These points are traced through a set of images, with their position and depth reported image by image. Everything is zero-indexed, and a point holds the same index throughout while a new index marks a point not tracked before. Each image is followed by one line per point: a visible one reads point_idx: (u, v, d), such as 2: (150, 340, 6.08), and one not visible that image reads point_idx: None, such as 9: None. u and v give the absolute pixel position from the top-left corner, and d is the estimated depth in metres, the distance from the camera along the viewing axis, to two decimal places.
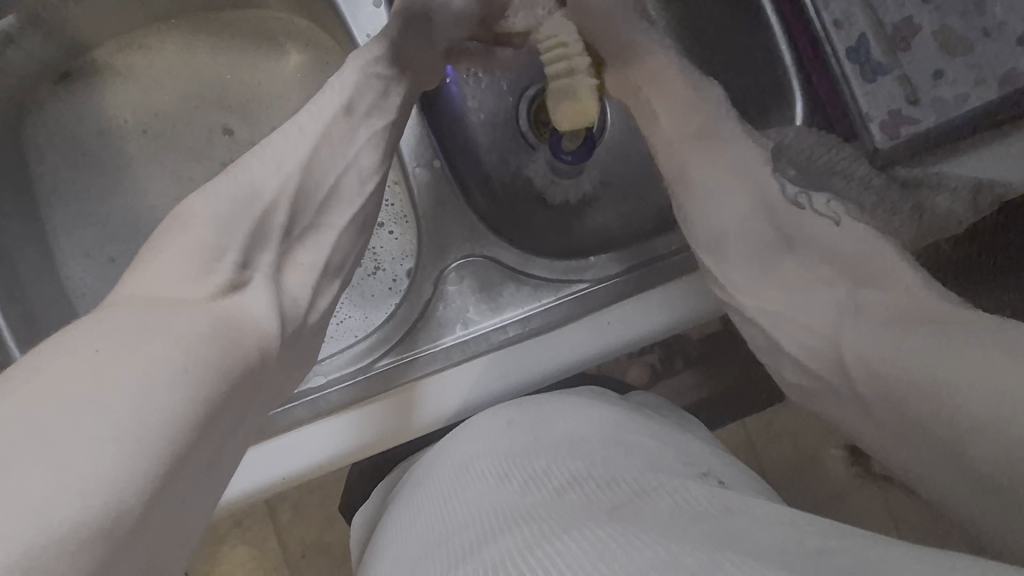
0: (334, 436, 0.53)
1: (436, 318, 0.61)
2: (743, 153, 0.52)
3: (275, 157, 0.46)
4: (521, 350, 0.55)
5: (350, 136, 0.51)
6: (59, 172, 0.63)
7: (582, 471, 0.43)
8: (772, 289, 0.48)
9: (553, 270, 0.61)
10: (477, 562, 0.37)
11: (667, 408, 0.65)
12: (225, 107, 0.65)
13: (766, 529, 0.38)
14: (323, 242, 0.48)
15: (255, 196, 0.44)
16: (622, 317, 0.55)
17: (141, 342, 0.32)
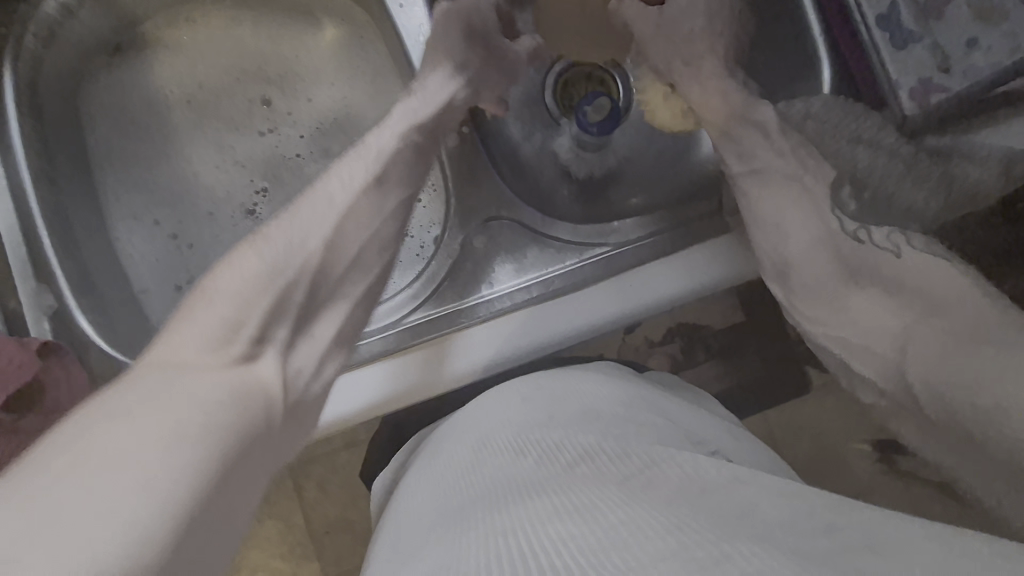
0: (381, 382, 0.55)
1: (462, 277, 0.63)
2: (781, 183, 0.57)
3: (301, 227, 0.41)
4: (546, 309, 0.57)
5: (380, 207, 0.47)
6: (110, 140, 0.66)
7: (595, 445, 0.44)
8: (837, 315, 0.50)
9: (576, 234, 0.62)
10: (489, 529, 0.37)
11: (684, 388, 0.65)
12: (264, 80, 0.69)
13: (777, 501, 0.38)
14: (338, 315, 0.43)
15: (276, 272, 0.39)
16: (644, 282, 0.56)
17: (168, 403, 0.29)
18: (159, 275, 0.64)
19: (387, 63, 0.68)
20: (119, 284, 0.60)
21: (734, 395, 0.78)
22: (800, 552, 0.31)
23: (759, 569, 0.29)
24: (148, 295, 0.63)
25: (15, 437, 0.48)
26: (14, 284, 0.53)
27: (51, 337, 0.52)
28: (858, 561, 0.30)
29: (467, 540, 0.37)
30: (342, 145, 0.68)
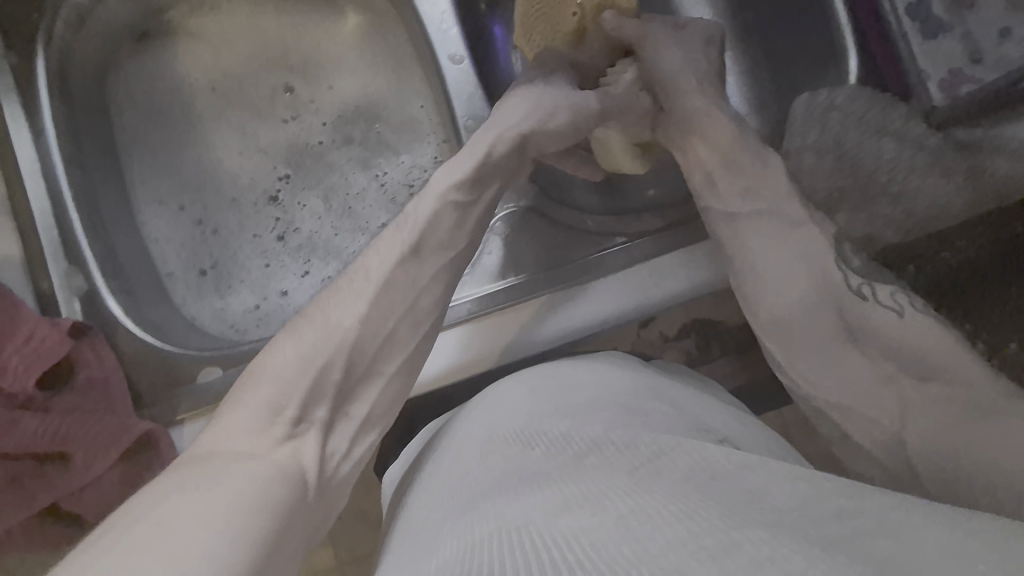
0: (461, 342, 0.56)
1: (482, 265, 0.60)
2: (799, 235, 0.49)
3: (334, 307, 0.40)
4: (564, 299, 0.57)
5: (416, 276, 0.43)
6: (137, 125, 0.67)
7: (603, 437, 0.44)
8: (829, 378, 0.46)
9: (598, 224, 0.60)
10: (499, 518, 0.37)
11: (687, 372, 0.65)
12: (287, 67, 0.69)
13: (783, 488, 0.37)
14: (375, 394, 0.41)
15: (315, 352, 0.38)
16: (658, 271, 0.56)
17: (215, 487, 0.30)
18: (184, 258, 0.65)
19: (407, 50, 0.68)
20: (143, 267, 0.61)
21: (750, 390, 0.77)
22: (812, 540, 0.30)
23: (771, 557, 0.28)
24: (172, 278, 0.64)
25: (50, 414, 0.49)
26: (46, 265, 0.54)
27: (80, 317, 0.53)
28: (870, 548, 0.29)
29: (479, 530, 0.37)
30: (363, 133, 0.69)
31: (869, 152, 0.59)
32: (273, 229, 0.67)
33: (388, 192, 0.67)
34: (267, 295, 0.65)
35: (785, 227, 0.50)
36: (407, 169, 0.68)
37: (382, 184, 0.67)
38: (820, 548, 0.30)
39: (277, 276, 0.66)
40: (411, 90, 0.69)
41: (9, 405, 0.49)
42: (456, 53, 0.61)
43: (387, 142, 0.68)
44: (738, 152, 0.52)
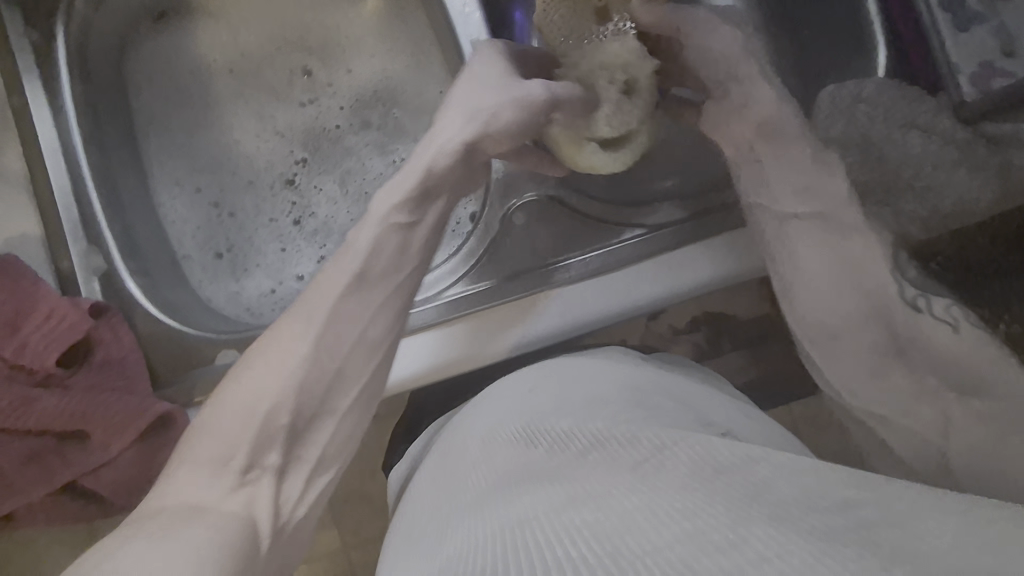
0: (427, 347, 0.54)
1: (496, 255, 0.58)
2: (849, 247, 0.50)
3: (280, 344, 0.39)
4: (579, 291, 0.55)
5: (363, 305, 0.41)
6: (154, 104, 0.67)
7: (604, 432, 0.44)
8: (877, 390, 0.47)
9: (617, 213, 0.57)
10: (502, 522, 0.37)
11: (692, 366, 0.65)
12: (305, 50, 0.69)
13: (790, 482, 0.36)
14: (331, 431, 0.40)
15: (264, 393, 0.37)
16: (678, 264, 0.55)
17: (155, 547, 0.30)
18: (200, 241, 0.65)
19: (427, 37, 0.68)
20: (160, 247, 0.61)
21: (763, 386, 0.76)
22: (818, 532, 0.30)
23: (778, 553, 0.28)
24: (188, 260, 0.64)
25: (68, 391, 0.50)
26: (65, 244, 0.53)
27: (99, 296, 0.53)
28: (876, 541, 0.29)
29: (485, 534, 0.37)
30: (380, 117, 0.68)
31: (895, 144, 0.58)
32: (289, 213, 0.67)
33: None
34: (282, 279, 0.65)
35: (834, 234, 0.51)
36: None
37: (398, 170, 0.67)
38: (826, 540, 0.29)
39: (293, 261, 0.66)
40: (430, 75, 0.68)
41: (27, 382, 0.49)
42: (479, 38, 0.60)
43: (404, 127, 0.68)
44: (769, 158, 0.54)
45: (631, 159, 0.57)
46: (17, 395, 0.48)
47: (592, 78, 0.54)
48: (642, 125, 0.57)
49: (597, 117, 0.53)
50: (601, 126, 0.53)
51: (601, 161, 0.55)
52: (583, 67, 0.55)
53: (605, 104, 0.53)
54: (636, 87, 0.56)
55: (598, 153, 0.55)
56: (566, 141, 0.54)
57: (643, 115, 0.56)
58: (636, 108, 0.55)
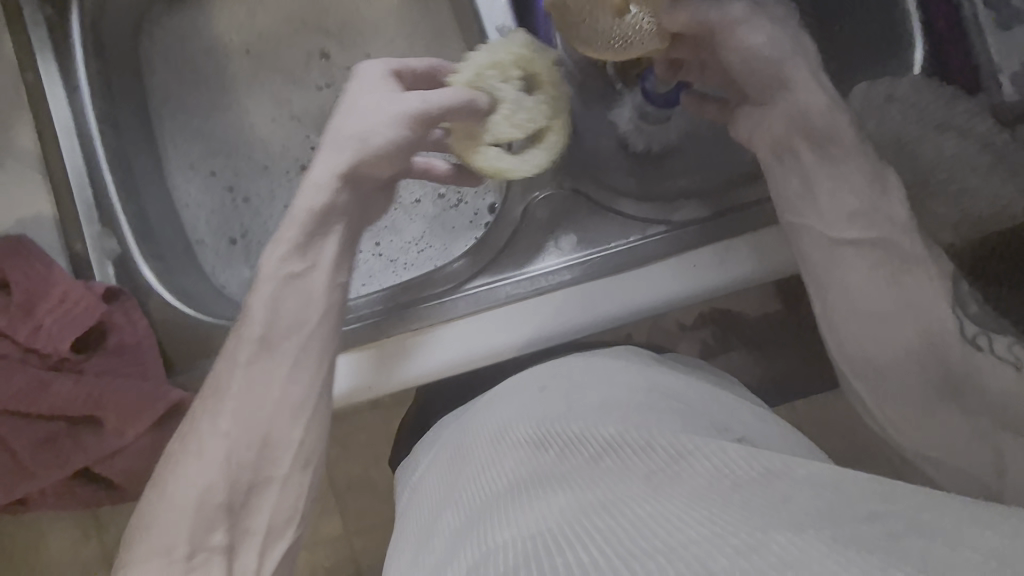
0: (355, 371, 0.52)
1: (519, 246, 0.57)
2: (906, 281, 0.46)
3: (210, 416, 0.41)
4: (599, 288, 0.54)
5: (267, 364, 0.42)
6: (168, 84, 0.65)
7: (617, 437, 0.43)
8: (929, 431, 0.46)
9: (642, 209, 0.57)
10: (513, 529, 0.37)
11: (706, 367, 0.62)
12: (323, 31, 0.67)
13: (810, 491, 0.36)
14: (275, 499, 0.42)
15: (198, 477, 0.40)
16: (708, 260, 0.54)
17: None
18: (215, 226, 0.64)
19: (449, 21, 0.67)
20: (174, 232, 0.60)
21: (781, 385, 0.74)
22: (839, 539, 0.30)
23: (799, 559, 0.28)
24: (202, 246, 0.63)
25: (82, 375, 0.49)
26: (80, 227, 0.52)
27: (114, 281, 0.52)
28: (904, 546, 0.29)
29: (496, 540, 0.36)
30: None
31: (929, 141, 0.56)
32: None
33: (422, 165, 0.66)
34: None
35: (895, 263, 0.47)
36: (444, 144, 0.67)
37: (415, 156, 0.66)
38: (854, 549, 0.29)
39: None
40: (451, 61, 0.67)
41: (42, 365, 0.49)
42: (504, 24, 0.59)
43: None
44: (816, 170, 0.49)
45: (553, 150, 0.54)
46: (31, 378, 0.48)
47: (483, 81, 0.50)
48: (549, 112, 0.53)
49: (487, 126, 0.50)
50: (501, 127, 0.50)
51: (505, 163, 0.52)
52: (473, 66, 0.50)
53: (497, 113, 0.50)
54: (539, 82, 0.53)
55: (506, 155, 0.52)
56: (471, 152, 0.51)
57: (551, 102, 0.53)
58: (538, 103, 0.52)
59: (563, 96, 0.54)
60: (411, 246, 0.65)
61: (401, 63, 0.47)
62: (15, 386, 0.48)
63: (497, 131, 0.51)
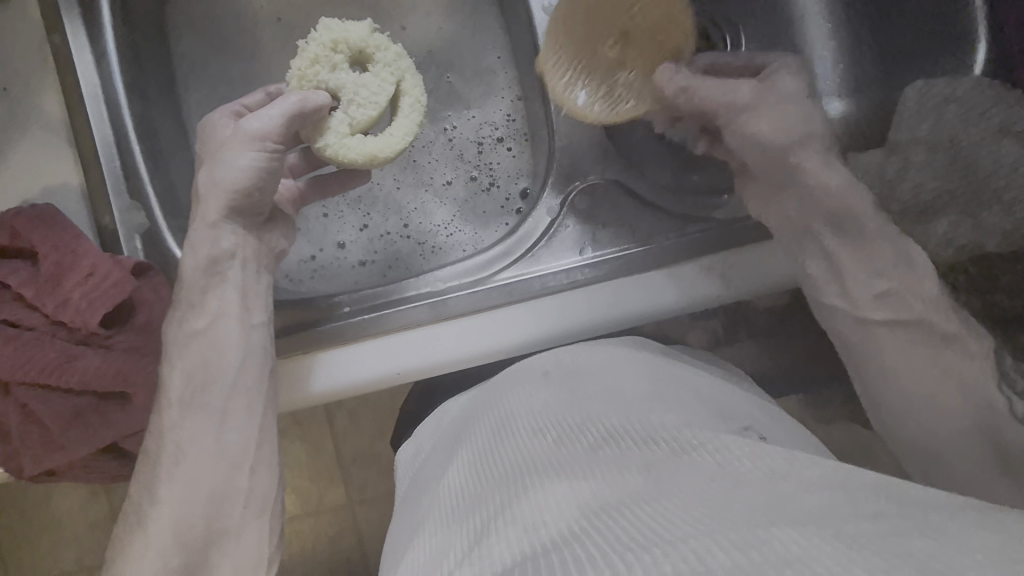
0: (296, 379, 0.50)
1: (557, 240, 0.55)
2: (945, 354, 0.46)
3: (153, 477, 0.47)
4: (626, 287, 0.51)
5: (191, 415, 0.47)
6: (194, 50, 0.63)
7: (616, 426, 0.40)
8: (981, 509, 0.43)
9: (685, 204, 0.55)
10: (504, 528, 0.34)
11: (742, 378, 0.56)
12: (357, 3, 0.65)
13: (816, 492, 0.33)
14: (234, 539, 0.47)
15: (159, 527, 0.46)
16: (749, 258, 0.51)
17: None
18: None
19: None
20: None
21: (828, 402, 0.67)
22: (844, 539, 0.28)
23: (800, 557, 0.27)
24: None
25: (111, 351, 0.48)
26: (107, 199, 0.51)
27: (143, 256, 0.52)
28: (905, 546, 0.27)
29: (491, 533, 0.35)
30: (433, 81, 0.65)
31: (990, 145, 0.54)
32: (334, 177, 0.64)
33: (456, 148, 0.65)
34: (323, 246, 0.63)
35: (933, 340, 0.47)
36: (477, 124, 0.65)
37: (450, 139, 0.65)
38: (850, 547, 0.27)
39: (336, 228, 0.64)
40: (488, 39, 0.65)
41: (69, 338, 0.48)
42: (550, 4, 0.57)
43: (458, 92, 0.65)
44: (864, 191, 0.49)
45: (416, 110, 0.49)
46: (59, 354, 0.47)
47: (311, 79, 0.48)
48: (391, 76, 0.49)
49: (336, 118, 0.47)
50: (352, 113, 0.48)
51: (373, 145, 0.47)
52: (295, 72, 0.49)
53: (341, 106, 0.48)
54: (368, 56, 0.49)
55: (371, 138, 0.48)
56: (338, 148, 0.47)
57: (389, 66, 0.49)
58: (377, 75, 0.49)
59: (399, 54, 0.49)
60: (441, 229, 0.64)
61: (238, 105, 0.52)
62: (43, 360, 0.46)
63: (351, 120, 0.48)
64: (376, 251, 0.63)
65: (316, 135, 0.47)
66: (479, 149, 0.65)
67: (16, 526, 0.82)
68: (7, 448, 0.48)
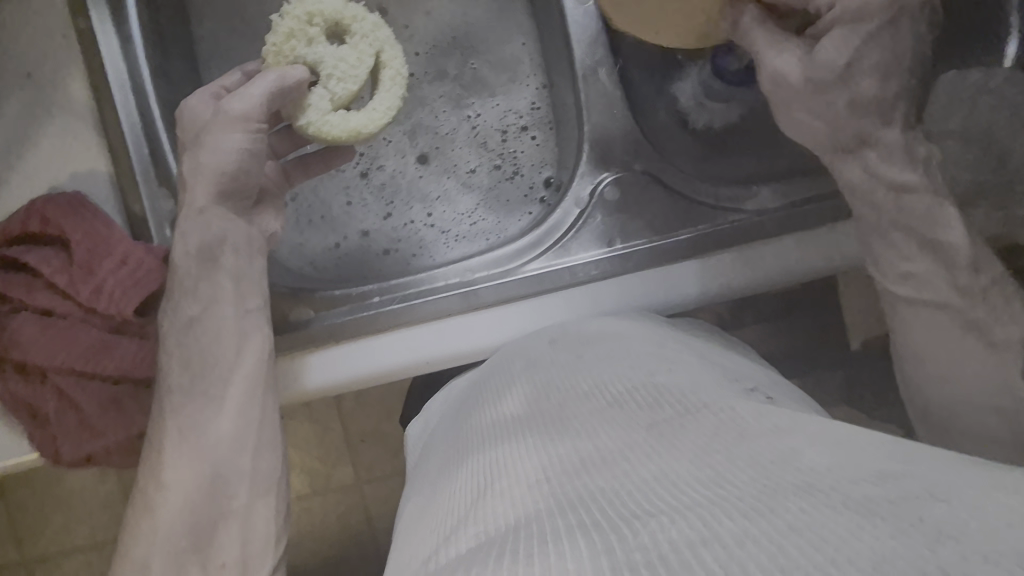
0: (310, 370, 0.51)
1: (584, 231, 0.55)
2: None
3: (153, 465, 0.46)
4: (655, 276, 0.52)
5: (189, 399, 0.47)
6: (217, 33, 0.63)
7: (621, 390, 0.38)
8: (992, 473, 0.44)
9: (715, 196, 0.55)
10: (501, 488, 0.32)
11: (735, 341, 0.54)
12: None
13: (822, 444, 0.30)
14: (239, 526, 0.47)
15: (161, 514, 0.45)
16: (771, 253, 0.52)
17: None
18: None
19: None
20: None
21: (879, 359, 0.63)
22: (856, 502, 0.25)
23: (810, 525, 0.24)
24: None
25: (146, 341, 0.49)
26: (135, 185, 0.51)
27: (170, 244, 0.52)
28: (915, 505, 0.24)
29: (493, 493, 0.32)
30: (457, 67, 0.65)
31: None
32: (356, 165, 0.64)
33: (480, 136, 0.65)
34: (346, 234, 0.63)
35: None
36: (501, 112, 0.65)
37: (473, 126, 0.65)
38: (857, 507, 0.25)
39: (359, 216, 0.64)
40: (513, 25, 0.65)
41: (103, 325, 0.48)
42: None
43: (483, 79, 0.65)
44: None
45: (397, 83, 0.49)
46: (95, 340, 0.47)
47: (288, 55, 0.48)
48: (370, 47, 0.48)
49: (316, 94, 0.47)
50: (331, 88, 0.48)
51: (354, 121, 0.48)
52: (271, 47, 0.48)
53: (320, 81, 0.48)
54: (345, 27, 0.48)
55: (353, 114, 0.48)
56: (320, 125, 0.47)
57: (367, 37, 0.48)
58: (354, 48, 0.48)
59: (376, 24, 0.49)
60: (464, 218, 0.64)
61: (218, 84, 0.50)
62: (80, 346, 0.47)
63: (332, 96, 0.48)
64: (399, 239, 0.63)
65: (295, 112, 0.48)
66: (502, 137, 0.65)
67: (30, 503, 0.83)
68: (42, 434, 0.47)
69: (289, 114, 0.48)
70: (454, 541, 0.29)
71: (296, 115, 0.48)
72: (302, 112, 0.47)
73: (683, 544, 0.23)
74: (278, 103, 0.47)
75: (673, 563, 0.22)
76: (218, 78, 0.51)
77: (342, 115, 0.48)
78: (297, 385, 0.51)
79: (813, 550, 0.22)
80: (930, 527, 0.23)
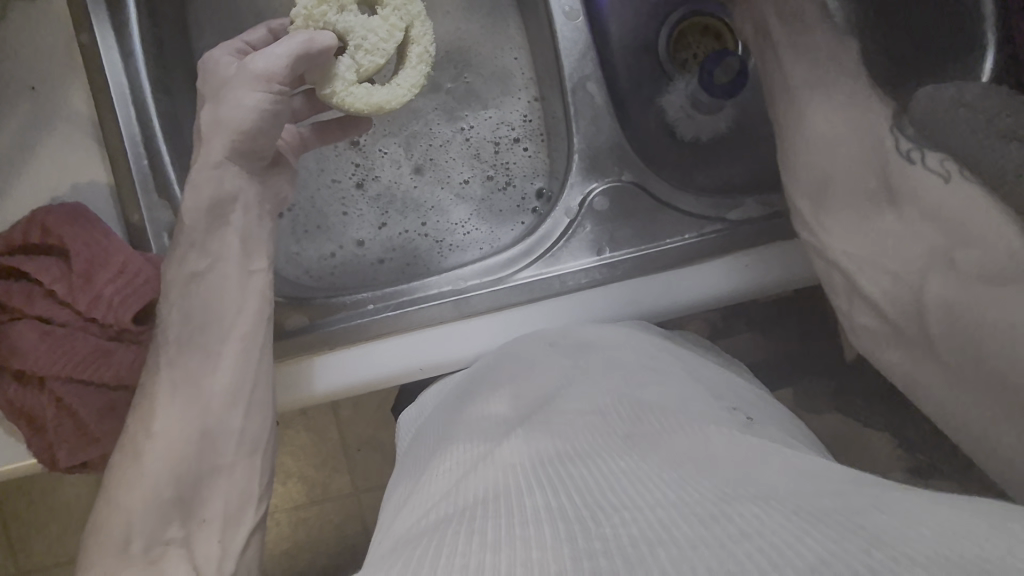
0: (308, 376, 0.51)
1: (575, 239, 0.56)
2: None
3: (146, 416, 0.47)
4: (644, 284, 0.53)
5: (187, 354, 0.48)
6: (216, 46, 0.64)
7: (607, 399, 0.39)
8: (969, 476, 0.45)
9: (699, 204, 0.57)
10: (479, 475, 0.33)
11: (717, 352, 0.56)
12: None
13: (793, 474, 0.31)
14: (224, 484, 0.48)
15: (148, 461, 0.46)
16: (757, 260, 0.53)
17: None
18: None
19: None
20: None
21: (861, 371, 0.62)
22: (805, 513, 0.26)
23: (759, 531, 0.24)
24: None
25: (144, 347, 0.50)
26: (135, 196, 0.53)
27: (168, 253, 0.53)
28: (864, 521, 0.25)
29: (471, 479, 0.33)
30: (451, 80, 0.66)
31: None
32: (352, 175, 0.65)
33: (473, 147, 0.66)
34: (342, 244, 0.64)
35: None
36: (493, 124, 0.66)
37: (467, 139, 0.66)
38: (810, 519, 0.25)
39: (355, 226, 0.65)
40: (505, 39, 0.66)
41: (101, 334, 0.49)
42: (571, 9, 0.59)
43: (476, 92, 0.66)
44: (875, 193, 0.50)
45: (425, 62, 0.45)
46: (94, 347, 0.48)
47: (319, 20, 0.43)
48: (401, 22, 0.43)
49: (343, 64, 0.43)
50: (359, 59, 0.43)
51: (379, 94, 0.44)
52: (301, 10, 0.43)
53: (348, 50, 0.43)
54: None
55: (378, 87, 0.44)
56: (344, 97, 0.44)
57: (399, 11, 0.43)
58: (385, 20, 0.43)
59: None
60: (457, 228, 0.65)
61: (241, 41, 0.50)
62: (77, 354, 0.48)
63: (359, 67, 0.44)
64: (393, 249, 0.64)
65: (321, 81, 0.44)
66: (495, 148, 0.66)
67: (25, 514, 0.83)
68: (39, 441, 0.48)
69: (315, 80, 0.44)
70: (431, 517, 0.31)
71: (321, 82, 0.44)
72: (327, 80, 0.43)
73: (642, 541, 0.24)
74: (305, 70, 0.43)
75: (630, 556, 0.24)
76: (244, 33, 0.51)
77: (367, 87, 0.44)
78: (295, 391, 0.51)
79: (758, 553, 0.23)
80: (875, 537, 0.24)
